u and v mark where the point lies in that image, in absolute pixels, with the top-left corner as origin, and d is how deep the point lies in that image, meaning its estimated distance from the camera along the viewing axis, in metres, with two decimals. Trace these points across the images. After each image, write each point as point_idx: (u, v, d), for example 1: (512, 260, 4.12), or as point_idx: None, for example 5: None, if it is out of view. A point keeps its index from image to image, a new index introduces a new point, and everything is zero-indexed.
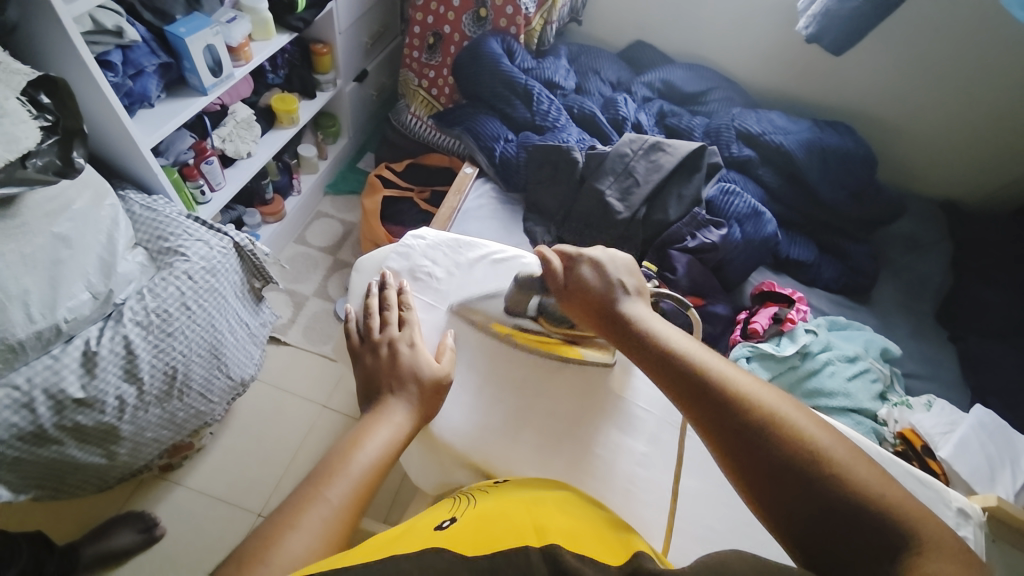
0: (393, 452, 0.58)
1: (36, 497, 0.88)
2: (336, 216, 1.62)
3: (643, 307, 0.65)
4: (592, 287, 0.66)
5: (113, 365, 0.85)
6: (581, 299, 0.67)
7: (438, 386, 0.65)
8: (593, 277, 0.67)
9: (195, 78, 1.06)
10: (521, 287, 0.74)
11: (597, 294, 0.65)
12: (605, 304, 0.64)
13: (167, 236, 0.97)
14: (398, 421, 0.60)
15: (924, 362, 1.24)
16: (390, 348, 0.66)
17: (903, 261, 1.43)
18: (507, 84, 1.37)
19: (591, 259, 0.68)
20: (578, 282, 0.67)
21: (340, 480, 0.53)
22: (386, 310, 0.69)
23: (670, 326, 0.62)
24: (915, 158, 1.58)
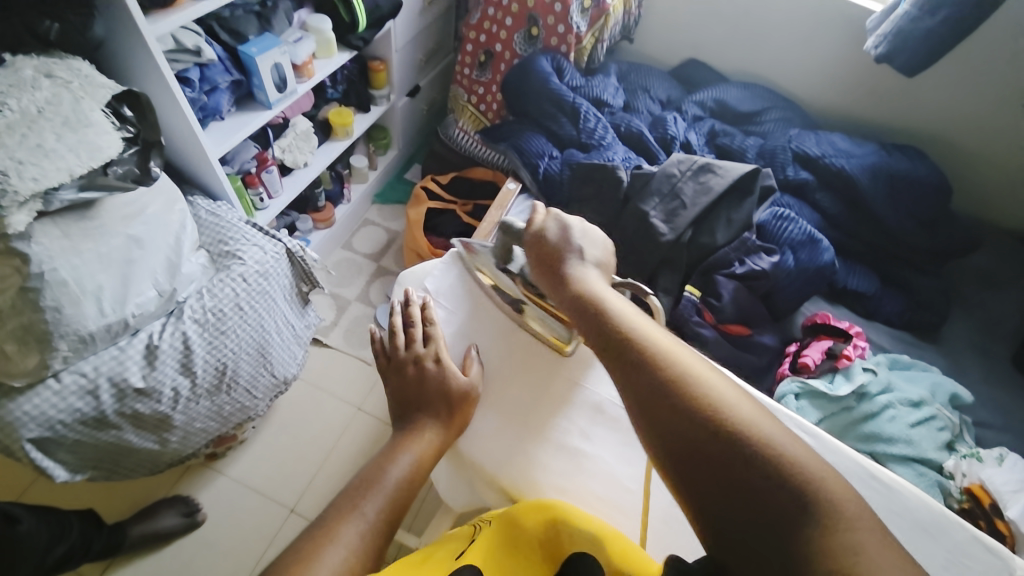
0: (425, 465, 0.59)
1: (92, 477, 0.95)
2: (382, 225, 1.68)
3: (594, 273, 0.64)
4: (551, 245, 0.67)
5: (171, 359, 0.91)
6: (540, 258, 0.67)
7: (468, 402, 0.66)
8: (555, 235, 0.67)
9: (262, 93, 1.13)
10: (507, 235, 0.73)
11: (553, 253, 0.66)
12: (556, 261, 0.65)
13: (227, 241, 1.03)
14: (429, 438, 0.61)
15: (999, 412, 1.12)
16: (417, 366, 0.66)
17: (979, 299, 1.31)
18: (554, 102, 1.38)
19: (559, 218, 0.69)
20: (542, 245, 0.67)
21: (375, 494, 0.54)
22: (411, 327, 0.69)
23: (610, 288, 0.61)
24: (996, 185, 1.45)
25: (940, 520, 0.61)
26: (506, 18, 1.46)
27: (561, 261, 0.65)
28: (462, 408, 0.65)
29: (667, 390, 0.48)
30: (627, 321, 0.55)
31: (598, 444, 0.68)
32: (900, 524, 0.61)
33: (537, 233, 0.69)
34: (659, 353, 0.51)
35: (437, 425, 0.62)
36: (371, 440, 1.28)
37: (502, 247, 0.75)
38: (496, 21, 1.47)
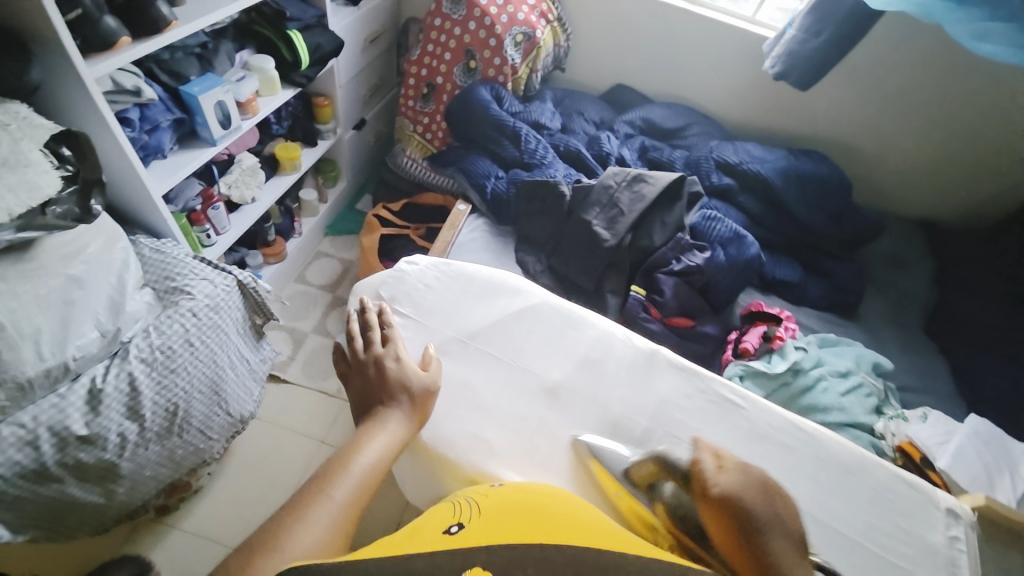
0: (393, 454, 0.60)
1: (33, 540, 0.88)
2: (336, 255, 1.68)
3: (787, 544, 0.54)
4: (744, 496, 0.57)
5: (116, 402, 0.87)
6: (721, 502, 0.57)
7: (427, 396, 0.68)
8: (750, 488, 0.59)
9: (205, 131, 1.14)
10: (663, 462, 0.65)
11: (741, 501, 0.57)
12: (747, 518, 0.55)
13: (173, 276, 1.01)
14: (394, 429, 0.62)
15: (917, 375, 1.26)
16: (378, 364, 0.67)
17: (888, 279, 1.47)
18: (496, 127, 1.46)
19: (743, 466, 0.64)
20: (727, 487, 0.58)
21: (343, 479, 0.55)
22: (368, 331, 0.71)
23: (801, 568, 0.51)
24: (889, 180, 1.65)
25: (859, 462, 0.69)
26: (445, 53, 1.55)
27: (754, 520, 0.55)
28: (423, 402, 0.67)
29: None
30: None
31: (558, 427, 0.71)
32: (827, 468, 0.68)
33: (721, 476, 0.60)
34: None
35: (404, 416, 0.64)
36: None
37: (644, 467, 0.64)
38: (435, 56, 1.56)
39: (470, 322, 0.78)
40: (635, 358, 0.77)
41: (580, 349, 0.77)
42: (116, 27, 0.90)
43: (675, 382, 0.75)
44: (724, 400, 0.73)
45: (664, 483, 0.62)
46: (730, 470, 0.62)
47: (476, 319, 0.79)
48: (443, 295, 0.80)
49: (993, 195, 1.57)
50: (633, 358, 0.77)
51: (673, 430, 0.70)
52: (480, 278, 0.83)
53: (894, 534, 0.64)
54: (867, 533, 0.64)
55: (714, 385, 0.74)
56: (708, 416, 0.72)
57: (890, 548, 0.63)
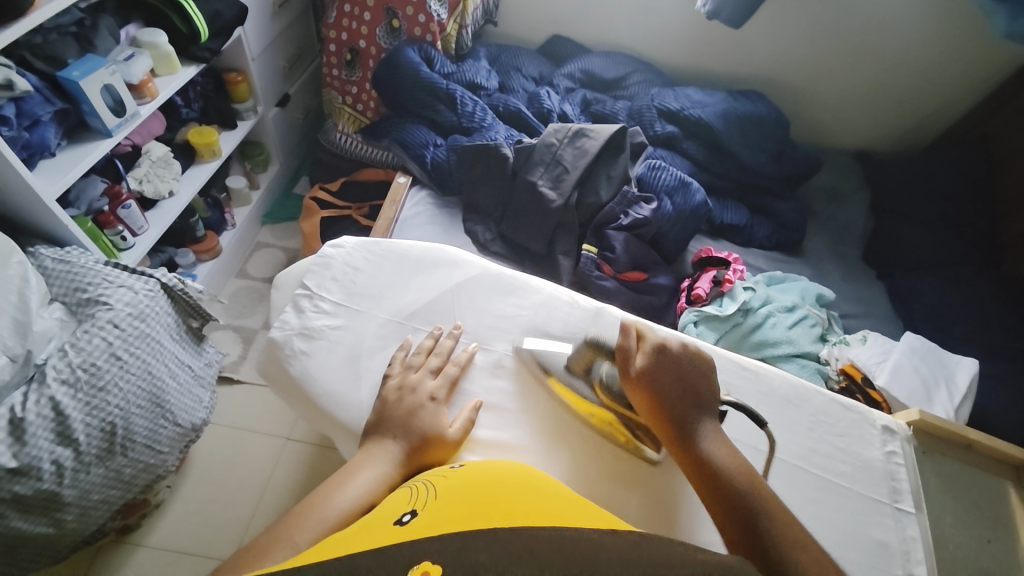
0: (376, 495, 0.57)
1: None
2: (277, 245, 1.59)
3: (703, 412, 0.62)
4: (660, 374, 0.63)
5: (42, 429, 0.81)
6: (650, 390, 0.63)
7: (439, 441, 0.62)
8: (665, 364, 0.64)
9: (96, 120, 1.01)
10: (594, 348, 0.70)
11: (656, 379, 0.63)
12: (667, 392, 0.62)
13: (85, 287, 0.92)
14: (385, 464, 0.59)
15: (859, 301, 1.33)
16: (414, 397, 0.64)
17: (828, 213, 1.53)
18: (429, 91, 1.38)
19: (662, 344, 0.66)
20: (647, 372, 0.64)
21: (311, 523, 0.53)
22: (425, 357, 0.68)
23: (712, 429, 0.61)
24: (825, 115, 1.69)
25: (801, 392, 0.72)
26: (364, 13, 1.43)
27: (668, 391, 0.62)
28: (433, 448, 0.61)
29: (770, 535, 0.51)
30: (733, 465, 0.57)
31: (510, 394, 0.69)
32: (771, 402, 0.71)
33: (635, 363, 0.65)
34: (759, 492, 0.55)
35: (397, 454, 0.60)
36: (308, 468, 1.22)
37: (581, 355, 0.70)
38: (355, 17, 1.43)
39: (407, 300, 0.75)
40: (581, 317, 0.76)
41: (525, 316, 0.75)
42: None
43: None
44: None
45: (599, 365, 0.69)
46: (647, 349, 0.66)
47: (413, 296, 0.75)
48: (375, 276, 0.76)
49: (920, 121, 1.64)
50: (579, 317, 0.76)
51: None
52: (414, 254, 0.79)
53: (832, 455, 0.68)
54: (811, 458, 0.68)
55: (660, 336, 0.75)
56: None
57: (829, 468, 0.67)
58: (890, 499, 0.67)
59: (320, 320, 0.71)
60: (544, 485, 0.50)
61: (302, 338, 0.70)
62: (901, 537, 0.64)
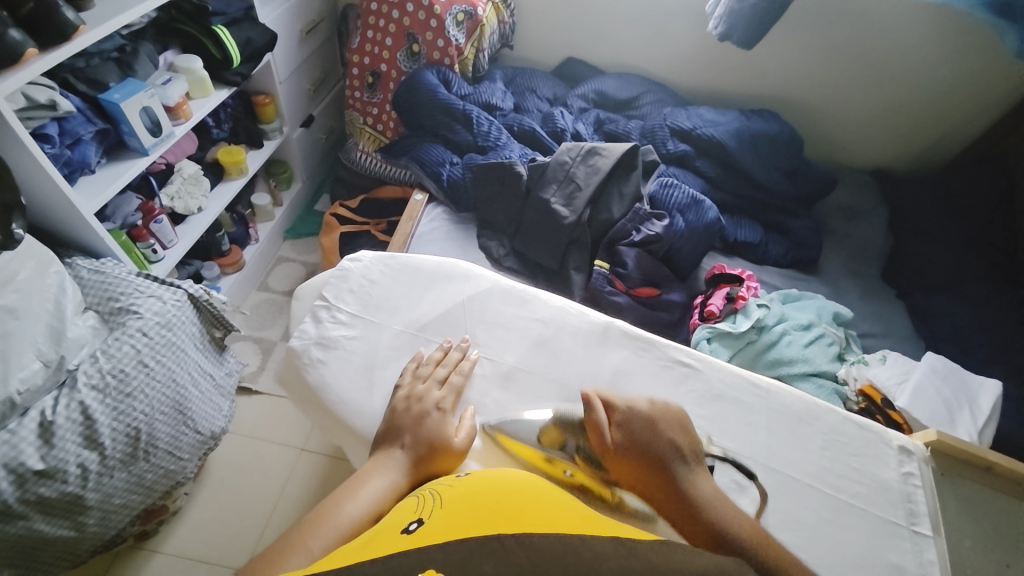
0: (385, 503, 0.58)
1: None
2: (298, 259, 1.64)
3: (701, 476, 0.60)
4: (640, 442, 0.61)
5: (71, 433, 0.84)
6: (639, 461, 0.60)
7: (446, 450, 0.62)
8: (643, 426, 0.62)
9: (134, 140, 1.08)
10: (563, 422, 0.66)
11: (636, 446, 0.61)
12: (652, 461, 0.59)
13: (117, 296, 0.96)
14: (393, 473, 0.60)
15: (877, 320, 1.30)
16: (422, 406, 0.65)
17: (844, 231, 1.51)
18: (446, 112, 1.43)
19: (631, 408, 0.65)
20: (631, 441, 0.61)
21: (324, 530, 0.54)
22: (436, 367, 0.70)
23: (714, 493, 0.58)
24: (839, 133, 1.69)
25: (813, 410, 0.71)
26: (386, 39, 1.49)
27: (655, 459, 0.60)
28: (440, 456, 0.62)
29: None
30: (738, 522, 0.54)
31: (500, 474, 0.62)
32: (783, 419, 0.70)
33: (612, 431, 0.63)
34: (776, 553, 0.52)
35: (405, 462, 0.61)
36: (321, 478, 1.23)
37: (550, 431, 0.65)
38: (376, 43, 1.50)
39: (421, 312, 0.77)
40: (590, 330, 0.77)
41: (535, 329, 0.77)
42: (23, 39, 0.82)
43: (631, 352, 0.75)
44: (679, 364, 0.74)
45: (568, 441, 0.64)
46: (619, 414, 0.64)
47: (426, 308, 0.77)
48: (389, 289, 0.79)
49: (937, 140, 1.63)
50: (589, 330, 0.77)
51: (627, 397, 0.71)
52: (427, 268, 0.82)
53: (847, 475, 0.67)
54: (823, 477, 0.67)
55: (668, 351, 0.75)
56: (666, 382, 0.73)
57: (842, 489, 0.66)
58: (907, 522, 0.65)
59: (336, 331, 0.74)
60: (548, 492, 0.51)
61: (319, 347, 0.72)
62: (918, 562, 0.62)
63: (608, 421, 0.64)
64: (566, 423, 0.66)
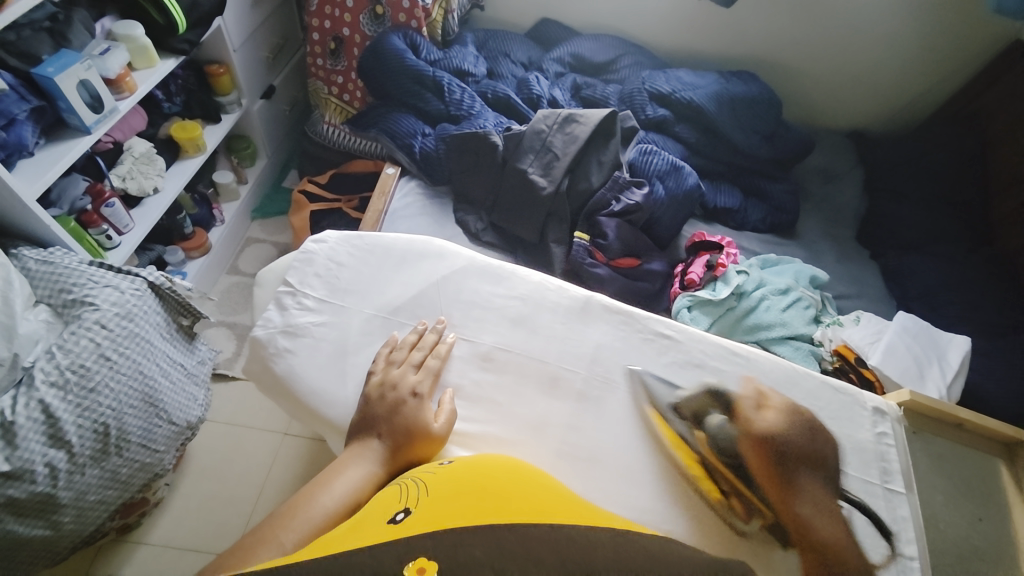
0: (362, 494, 0.57)
1: None
2: (268, 240, 1.58)
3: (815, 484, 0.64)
4: (782, 442, 0.65)
5: (33, 432, 0.80)
6: (773, 456, 0.64)
7: (422, 436, 0.61)
8: (794, 429, 0.67)
9: (73, 117, 0.98)
10: (713, 397, 0.69)
11: (775, 442, 0.65)
12: (789, 461, 0.64)
13: (70, 288, 0.90)
14: (370, 464, 0.59)
15: (852, 282, 1.33)
16: (397, 394, 0.64)
17: (820, 194, 1.52)
18: (415, 79, 1.36)
19: (786, 407, 0.69)
20: (774, 438, 0.65)
21: (297, 523, 0.52)
22: (410, 352, 0.68)
23: (819, 503, 0.63)
24: (817, 94, 1.67)
25: (792, 376, 0.72)
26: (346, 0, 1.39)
27: (791, 461, 0.64)
28: (416, 443, 0.61)
29: None
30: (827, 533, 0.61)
31: (639, 451, 0.66)
32: (762, 387, 0.71)
33: (765, 421, 0.67)
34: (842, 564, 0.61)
35: (382, 453, 0.60)
36: (306, 461, 1.22)
37: (700, 399, 0.69)
38: (336, 4, 1.40)
39: (393, 294, 0.74)
40: (571, 305, 0.76)
41: (513, 307, 0.75)
42: None
43: (612, 325, 0.74)
44: (658, 336, 0.74)
45: (712, 415, 0.67)
46: (773, 410, 0.68)
47: (398, 290, 0.74)
48: (358, 271, 0.75)
49: (912, 98, 1.62)
50: (568, 306, 0.75)
51: (613, 374, 0.71)
52: (398, 247, 0.78)
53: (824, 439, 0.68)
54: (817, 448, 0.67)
55: (649, 324, 0.75)
56: (645, 354, 0.73)
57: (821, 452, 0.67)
58: (881, 481, 0.67)
59: (303, 317, 0.71)
60: (535, 480, 0.51)
61: (286, 336, 0.69)
62: (893, 518, 0.65)
63: (753, 411, 0.67)
64: (716, 399, 0.69)
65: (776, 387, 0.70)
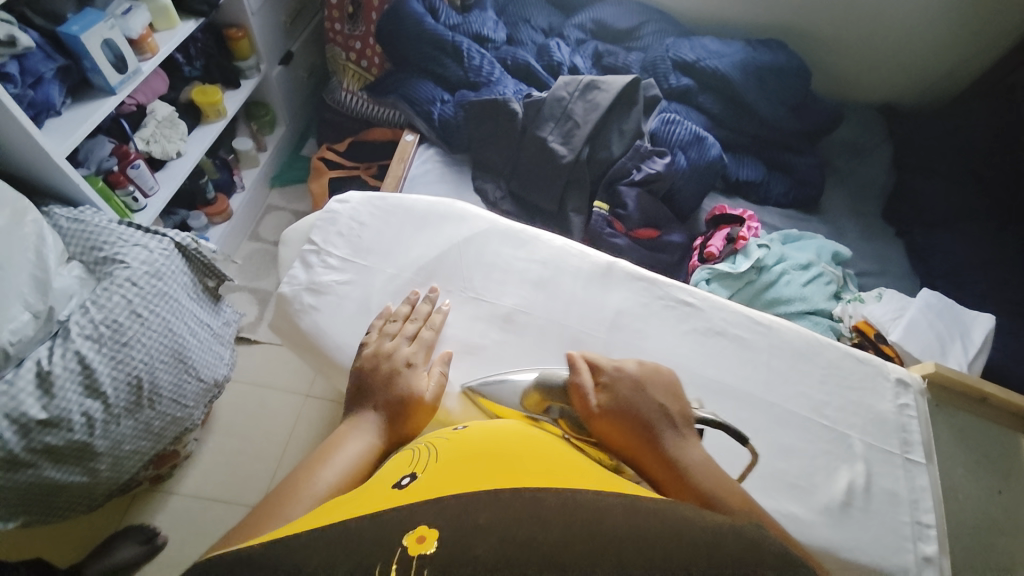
0: (366, 465, 0.53)
1: (24, 522, 0.91)
2: (287, 208, 1.59)
3: (686, 440, 0.53)
4: (624, 406, 0.55)
5: (71, 382, 0.84)
6: (627, 427, 0.54)
7: (420, 406, 0.59)
8: (629, 389, 0.57)
9: (99, 77, 0.99)
10: (541, 385, 0.61)
11: (620, 407, 0.55)
12: (638, 426, 0.54)
13: (101, 246, 0.93)
14: (368, 437, 0.55)
15: (876, 259, 1.30)
16: (390, 365, 0.61)
17: (847, 169, 1.48)
18: (435, 44, 1.34)
19: (615, 370, 0.59)
20: (619, 405, 0.55)
21: (303, 497, 0.46)
22: (402, 324, 0.67)
23: (699, 458, 0.52)
24: (849, 65, 1.61)
25: (814, 346, 0.72)
26: None
27: (639, 424, 0.54)
28: (414, 413, 0.59)
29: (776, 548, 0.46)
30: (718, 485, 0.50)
31: None
32: (782, 354, 0.71)
33: (597, 390, 0.57)
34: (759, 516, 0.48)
35: (381, 424, 0.57)
36: (326, 423, 1.26)
37: (531, 396, 0.61)
38: None
39: (417, 254, 0.75)
40: (593, 269, 0.76)
41: (535, 270, 0.75)
42: None
43: (635, 290, 0.74)
44: (680, 303, 0.74)
45: (552, 405, 0.60)
46: (605, 380, 0.58)
47: (419, 250, 0.75)
48: (380, 231, 0.76)
49: (951, 69, 1.55)
50: (590, 271, 0.75)
51: (634, 338, 0.71)
52: (422, 209, 0.79)
53: (845, 408, 0.68)
54: (836, 415, 0.68)
55: (671, 290, 0.75)
56: (666, 320, 0.73)
57: (842, 420, 0.68)
58: (901, 450, 0.67)
59: (328, 276, 0.72)
60: (549, 449, 0.49)
61: (312, 292, 0.71)
62: (910, 487, 0.65)
63: (591, 384, 0.58)
64: (549, 387, 0.61)
65: (798, 356, 0.71)
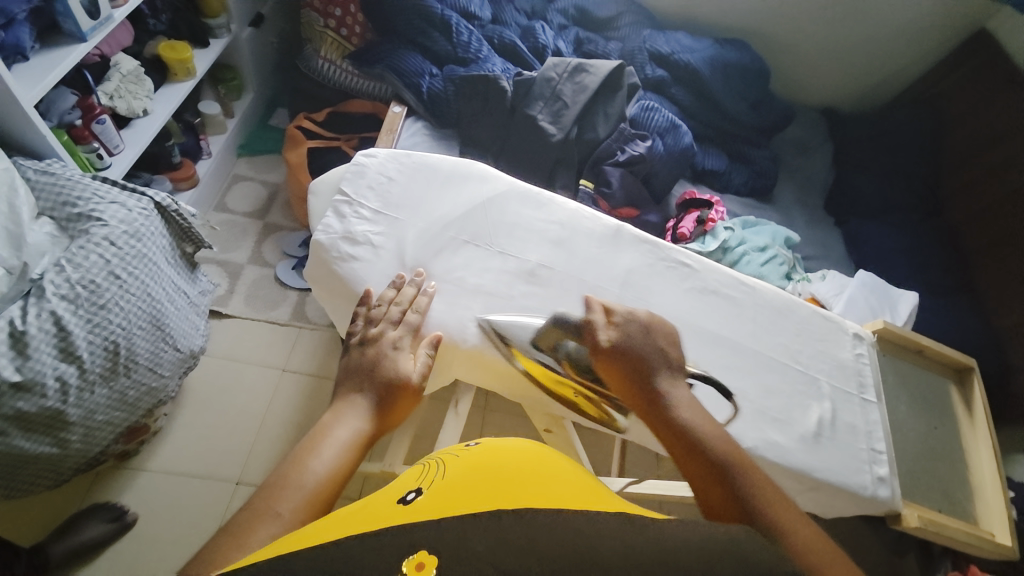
0: (355, 451, 0.55)
1: None
2: (256, 178, 1.52)
3: (680, 387, 0.64)
4: (627, 350, 0.66)
5: (45, 344, 0.79)
6: (621, 366, 0.65)
7: (405, 392, 0.61)
8: (635, 332, 0.68)
9: (69, 22, 0.91)
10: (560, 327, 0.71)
11: (623, 350, 0.66)
12: (633, 365, 0.65)
13: (74, 201, 0.87)
14: (353, 422, 0.57)
15: (820, 244, 1.46)
16: (376, 348, 0.63)
17: (797, 163, 1.63)
18: (422, 16, 1.34)
19: (627, 318, 0.70)
20: (623, 349, 0.66)
21: (290, 492, 0.49)
22: (387, 307, 0.67)
23: (694, 406, 0.62)
24: (800, 69, 1.76)
25: (792, 305, 0.82)
26: None
27: (635, 367, 0.65)
28: (400, 397, 0.61)
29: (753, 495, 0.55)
30: (710, 433, 0.59)
31: None
32: (766, 310, 0.80)
33: (607, 334, 0.68)
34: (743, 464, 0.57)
35: (368, 409, 0.59)
36: (307, 396, 1.24)
37: (547, 334, 0.70)
38: None
39: (443, 211, 0.77)
40: (603, 233, 0.81)
41: (552, 231, 0.79)
42: None
43: (640, 253, 0.81)
44: (680, 265, 0.81)
45: (565, 342, 0.70)
46: (615, 323, 0.69)
47: (444, 208, 0.77)
48: (406, 187, 0.78)
49: (884, 79, 1.74)
50: (601, 233, 0.81)
51: (642, 294, 0.77)
52: (444, 168, 0.80)
53: (815, 355, 0.79)
54: (808, 365, 0.78)
55: (672, 253, 0.82)
56: (669, 279, 0.80)
57: (812, 367, 0.78)
58: (858, 391, 0.78)
59: (361, 227, 0.73)
60: (559, 468, 0.48)
61: (347, 242, 0.72)
62: (865, 420, 0.77)
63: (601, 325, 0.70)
64: (562, 327, 0.71)
65: (773, 313, 0.80)
